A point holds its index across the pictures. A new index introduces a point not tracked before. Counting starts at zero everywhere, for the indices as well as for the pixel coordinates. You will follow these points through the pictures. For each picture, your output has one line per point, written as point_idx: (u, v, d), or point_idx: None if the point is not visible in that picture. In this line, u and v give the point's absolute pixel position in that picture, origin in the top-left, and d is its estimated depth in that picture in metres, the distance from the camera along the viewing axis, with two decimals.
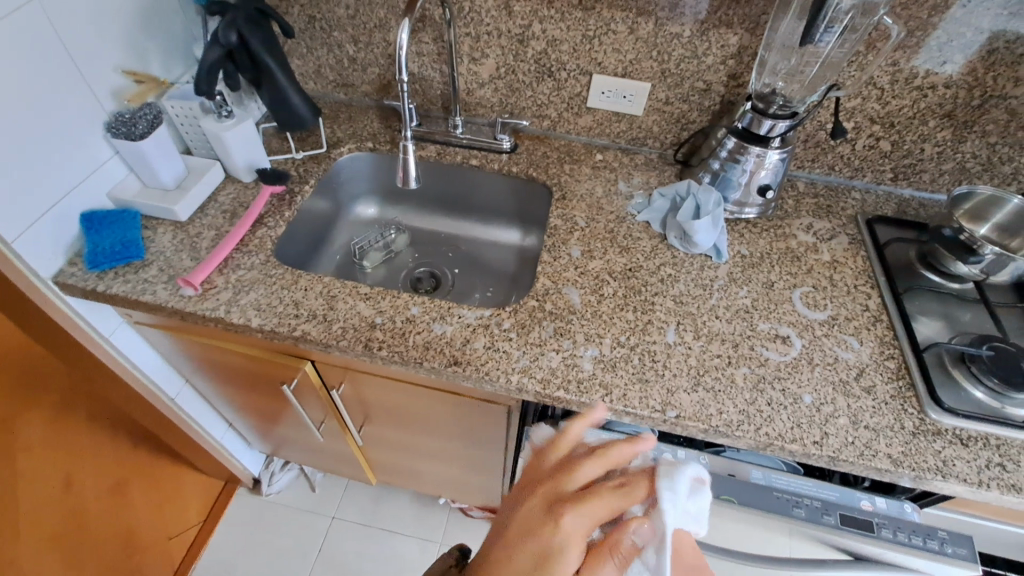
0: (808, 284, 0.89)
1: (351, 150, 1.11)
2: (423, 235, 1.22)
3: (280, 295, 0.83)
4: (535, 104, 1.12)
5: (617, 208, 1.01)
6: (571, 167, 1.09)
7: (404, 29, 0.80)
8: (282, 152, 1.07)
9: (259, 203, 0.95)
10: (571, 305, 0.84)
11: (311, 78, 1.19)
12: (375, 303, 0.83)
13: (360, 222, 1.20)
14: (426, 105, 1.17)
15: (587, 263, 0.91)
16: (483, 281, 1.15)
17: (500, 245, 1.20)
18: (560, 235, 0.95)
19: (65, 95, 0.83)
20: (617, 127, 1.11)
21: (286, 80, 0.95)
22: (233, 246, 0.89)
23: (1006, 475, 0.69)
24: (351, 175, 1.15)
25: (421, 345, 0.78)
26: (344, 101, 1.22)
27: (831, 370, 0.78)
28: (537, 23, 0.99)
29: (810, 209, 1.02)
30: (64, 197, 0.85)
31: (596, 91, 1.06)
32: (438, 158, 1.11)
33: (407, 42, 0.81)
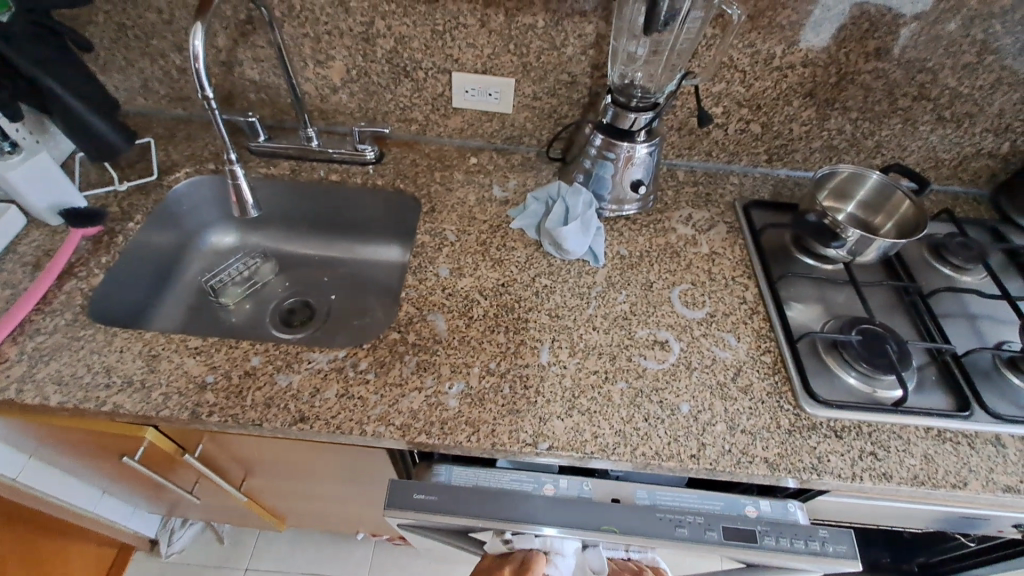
0: (686, 281, 0.85)
1: (189, 174, 0.97)
2: (293, 260, 1.10)
3: (90, 362, 0.71)
4: (398, 107, 1.02)
5: (491, 216, 0.93)
6: (442, 175, 1.00)
7: (197, 36, 0.68)
8: (102, 185, 0.93)
9: (67, 251, 0.82)
10: (436, 334, 0.76)
11: (138, 94, 1.03)
12: (207, 358, 0.72)
13: (217, 253, 1.07)
14: (279, 115, 1.05)
15: (456, 282, 0.83)
16: (363, 306, 1.04)
17: (380, 263, 1.09)
18: (427, 254, 0.87)
19: None
20: (489, 127, 1.04)
21: (80, 103, 0.81)
22: (32, 305, 0.75)
23: (877, 464, 0.68)
24: (194, 202, 1.01)
25: (261, 403, 0.69)
26: (183, 117, 1.07)
27: (709, 374, 0.75)
28: (380, 19, 0.89)
29: (688, 199, 0.98)
30: None
31: (459, 90, 0.98)
32: (293, 176, 0.99)
33: (203, 50, 0.69)
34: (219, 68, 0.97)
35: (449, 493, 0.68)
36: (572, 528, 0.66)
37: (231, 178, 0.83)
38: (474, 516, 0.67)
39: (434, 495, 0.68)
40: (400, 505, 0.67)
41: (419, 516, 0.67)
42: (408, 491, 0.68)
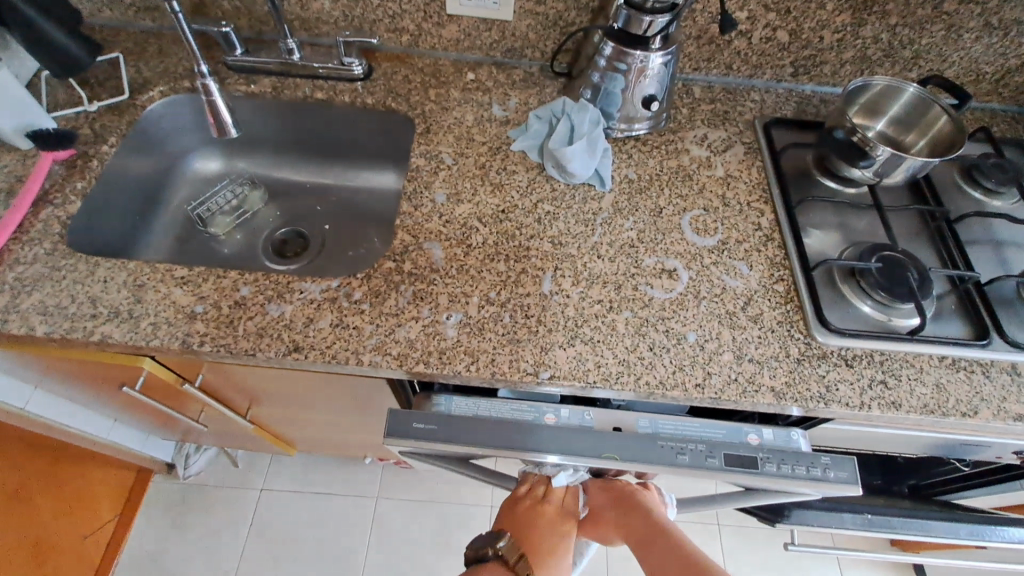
0: (698, 207, 0.80)
1: (164, 93, 0.90)
2: (284, 187, 1.04)
3: (74, 292, 0.68)
4: (386, 15, 0.92)
5: (490, 137, 0.87)
6: (437, 92, 0.92)
7: None
8: (71, 105, 0.86)
9: (39, 177, 0.77)
10: (433, 263, 0.73)
11: (99, 1, 0.93)
12: (195, 288, 0.69)
13: (202, 179, 1.01)
14: (256, 26, 0.96)
15: (453, 208, 0.78)
16: (358, 235, 1.00)
17: (373, 190, 1.03)
18: (422, 178, 0.81)
19: None
20: (488, 37, 0.94)
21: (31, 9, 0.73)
22: (8, 235, 0.71)
23: (887, 393, 0.67)
24: (172, 124, 0.94)
25: (254, 334, 0.67)
26: (152, 29, 0.97)
27: (718, 303, 0.72)
28: None
29: (705, 116, 0.90)
30: None
31: None
32: (276, 94, 0.91)
33: None
34: None
35: (450, 423, 0.67)
36: (573, 455, 0.65)
37: (204, 94, 0.76)
38: (476, 444, 0.66)
39: (434, 425, 0.67)
40: (400, 434, 0.66)
41: (420, 444, 0.66)
42: (408, 420, 0.67)
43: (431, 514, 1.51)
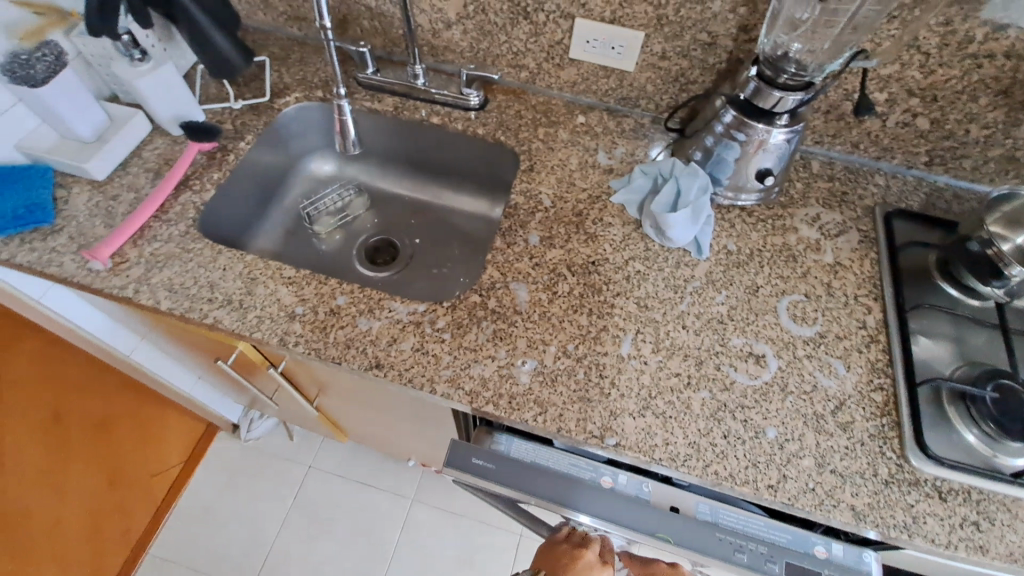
0: (799, 292, 0.76)
1: (298, 99, 0.98)
2: (385, 198, 1.10)
3: (197, 274, 0.76)
4: (511, 51, 0.95)
5: (591, 184, 0.87)
6: (546, 131, 0.94)
7: None
8: (219, 101, 0.95)
9: (182, 164, 0.85)
10: (517, 304, 0.74)
11: (259, 9, 1.03)
12: (298, 289, 0.75)
13: (315, 180, 1.09)
14: (389, 47, 1.02)
15: (544, 252, 0.79)
16: (445, 255, 1.03)
17: (466, 213, 1.07)
18: (519, 217, 0.83)
19: None
20: (605, 83, 0.95)
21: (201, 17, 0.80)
22: (150, 213, 0.80)
23: (980, 538, 0.60)
24: (301, 127, 1.02)
25: (342, 343, 0.71)
26: (298, 38, 1.06)
27: (805, 401, 0.68)
28: None
29: (819, 195, 0.86)
30: None
31: (580, 39, 0.89)
32: (396, 113, 0.97)
33: None
34: None
35: (507, 467, 0.68)
36: (624, 529, 0.64)
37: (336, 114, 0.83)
38: (529, 492, 0.66)
39: (492, 464, 0.68)
40: (458, 465, 0.68)
41: (476, 480, 0.68)
42: (467, 454, 0.68)
43: (460, 528, 1.53)
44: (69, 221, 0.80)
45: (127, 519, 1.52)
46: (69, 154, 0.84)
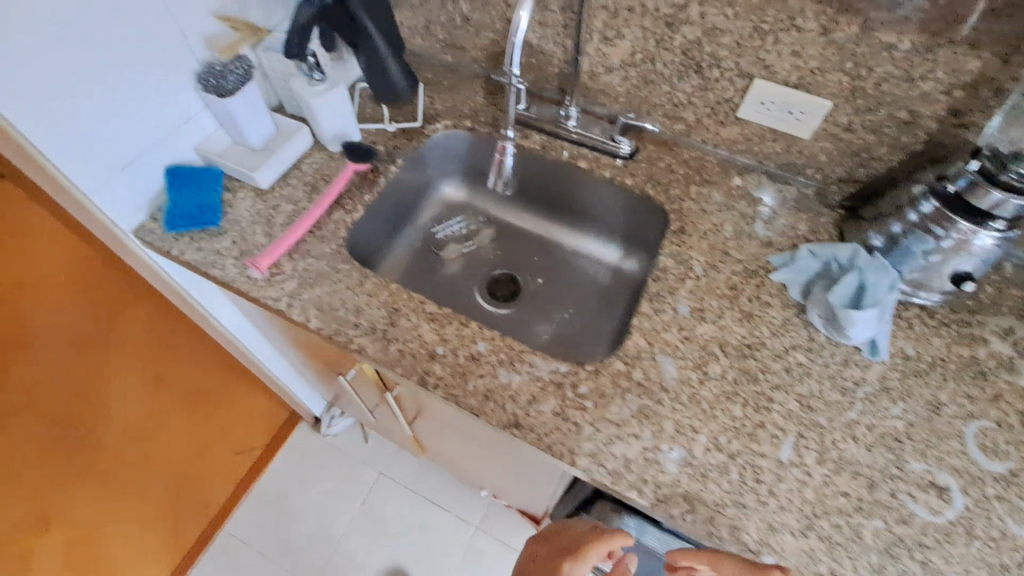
0: (991, 418, 0.67)
1: (447, 126, 0.98)
2: (510, 231, 1.08)
3: (344, 297, 0.77)
4: (671, 102, 0.91)
5: (747, 255, 0.82)
6: (699, 190, 0.89)
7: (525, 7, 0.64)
8: (374, 121, 0.97)
9: (339, 183, 0.87)
10: (664, 381, 0.70)
11: (418, 34, 1.05)
12: (440, 328, 0.74)
13: (445, 205, 1.09)
14: (540, 83, 1.01)
15: (695, 325, 0.75)
16: (568, 299, 1.00)
17: (592, 259, 1.03)
18: (668, 282, 0.78)
19: (143, 19, 0.72)
20: (769, 147, 0.89)
21: (382, 48, 0.81)
22: (307, 229, 0.83)
23: None
24: (442, 153, 1.02)
25: (480, 394, 0.69)
26: (451, 64, 1.07)
27: (998, 554, 0.59)
28: (695, 5, 0.77)
29: (1015, 305, 0.76)
30: (151, 144, 0.81)
31: (753, 101, 0.84)
32: (543, 152, 0.95)
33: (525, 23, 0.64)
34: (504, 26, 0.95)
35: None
36: None
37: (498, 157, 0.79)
38: None
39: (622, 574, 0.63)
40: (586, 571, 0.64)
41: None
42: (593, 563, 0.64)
43: None
44: (233, 225, 0.83)
45: (203, 493, 1.60)
46: (238, 161, 0.88)
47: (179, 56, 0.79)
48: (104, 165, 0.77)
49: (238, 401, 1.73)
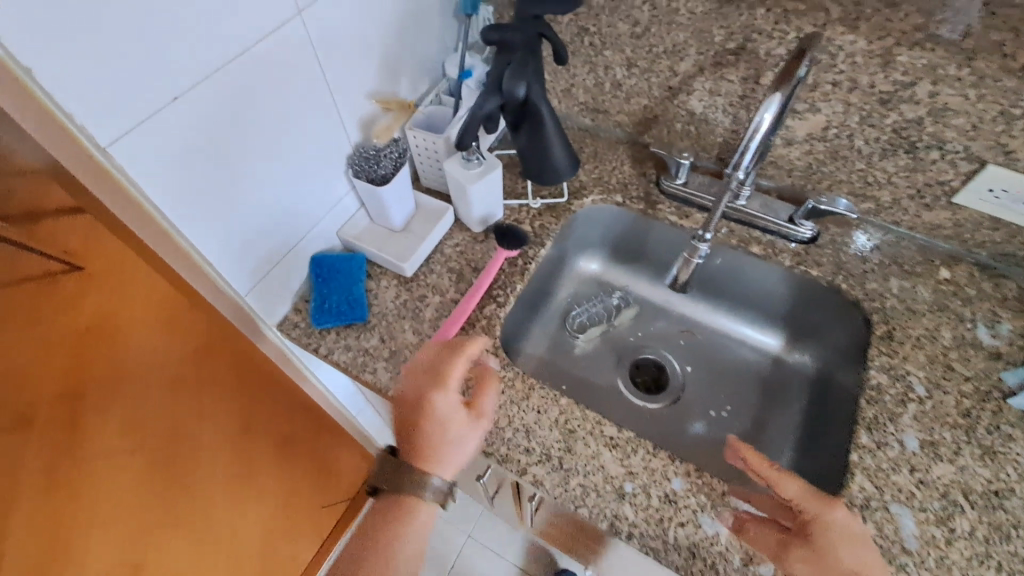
0: None
1: (594, 200, 0.90)
2: (651, 310, 0.98)
3: (510, 414, 0.68)
4: (863, 180, 0.79)
5: (974, 371, 0.69)
6: (900, 284, 0.77)
7: (772, 107, 0.55)
8: (516, 195, 0.89)
9: (490, 272, 0.79)
10: (905, 541, 0.58)
11: (556, 95, 0.96)
12: (624, 458, 0.64)
13: (579, 279, 0.99)
14: (696, 151, 0.91)
15: (930, 465, 0.63)
16: (726, 394, 0.89)
17: (748, 346, 0.92)
18: (886, 405, 0.67)
19: (307, 111, 0.66)
20: (986, 235, 0.76)
21: (553, 128, 0.71)
22: (459, 326, 0.75)
23: None
24: (583, 227, 0.94)
25: (685, 548, 0.59)
26: (588, 127, 0.98)
27: None
28: (929, 82, 0.65)
29: None
30: (302, 237, 0.75)
31: (978, 187, 0.71)
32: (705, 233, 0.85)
33: (768, 122, 0.56)
34: (665, 92, 0.85)
35: None
36: None
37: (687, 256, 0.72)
38: None
39: None
40: None
41: None
42: None
43: None
44: (379, 320, 0.76)
45: (293, 548, 1.63)
46: (381, 244, 0.81)
47: (333, 143, 0.73)
48: (262, 262, 0.70)
49: (324, 451, 1.66)
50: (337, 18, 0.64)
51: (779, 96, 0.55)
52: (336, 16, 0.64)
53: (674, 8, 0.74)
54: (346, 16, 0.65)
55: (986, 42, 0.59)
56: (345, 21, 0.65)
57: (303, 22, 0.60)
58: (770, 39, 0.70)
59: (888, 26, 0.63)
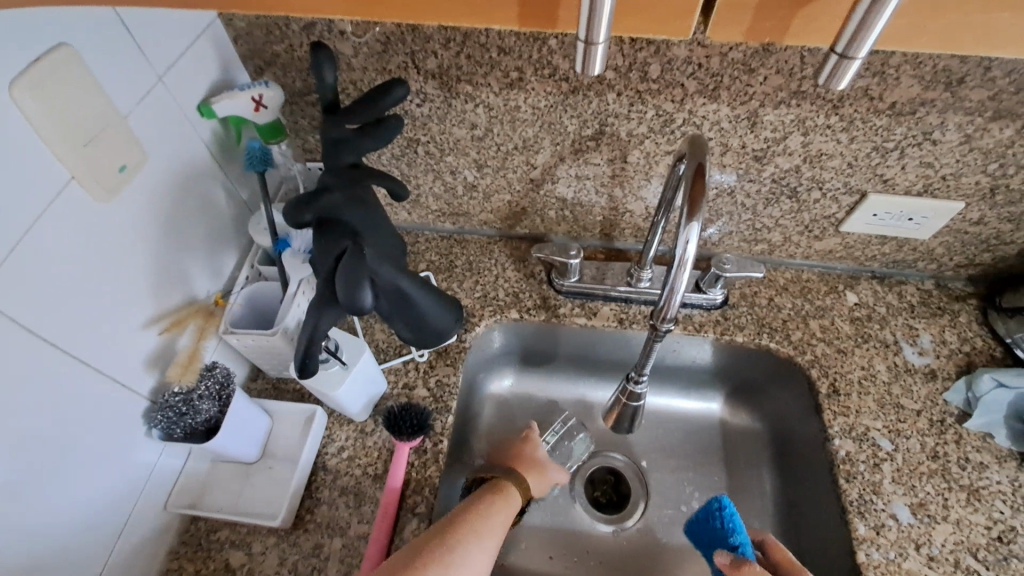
0: None
1: (488, 324, 0.75)
2: (584, 413, 0.83)
3: None
4: (754, 229, 0.73)
5: (921, 401, 0.67)
6: (821, 324, 0.73)
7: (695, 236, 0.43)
8: (395, 352, 0.71)
9: (393, 482, 0.60)
10: None
11: (403, 209, 0.80)
12: None
13: (496, 406, 0.82)
14: (576, 232, 0.80)
15: (931, 534, 0.59)
16: (692, 482, 0.77)
17: (690, 418, 0.82)
18: (865, 477, 0.62)
19: (51, 402, 0.44)
20: (876, 250, 0.75)
21: (421, 294, 0.54)
22: None
23: None
24: (484, 351, 0.78)
25: None
26: (451, 232, 0.83)
27: None
28: (800, 134, 0.60)
29: None
30: (111, 548, 0.51)
31: (863, 215, 0.69)
32: (621, 326, 0.75)
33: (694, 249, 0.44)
34: (527, 185, 0.73)
35: None
36: None
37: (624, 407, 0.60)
38: None
39: None
40: None
41: None
42: None
43: None
44: None
45: None
46: (240, 495, 0.60)
47: (117, 409, 0.50)
48: None
49: None
50: (51, 262, 0.42)
51: (697, 221, 0.43)
52: (48, 260, 0.42)
53: (513, 105, 0.62)
54: (66, 251, 0.43)
55: (851, 90, 0.56)
56: (67, 259, 0.43)
57: None
58: (629, 120, 0.61)
59: (750, 91, 0.56)
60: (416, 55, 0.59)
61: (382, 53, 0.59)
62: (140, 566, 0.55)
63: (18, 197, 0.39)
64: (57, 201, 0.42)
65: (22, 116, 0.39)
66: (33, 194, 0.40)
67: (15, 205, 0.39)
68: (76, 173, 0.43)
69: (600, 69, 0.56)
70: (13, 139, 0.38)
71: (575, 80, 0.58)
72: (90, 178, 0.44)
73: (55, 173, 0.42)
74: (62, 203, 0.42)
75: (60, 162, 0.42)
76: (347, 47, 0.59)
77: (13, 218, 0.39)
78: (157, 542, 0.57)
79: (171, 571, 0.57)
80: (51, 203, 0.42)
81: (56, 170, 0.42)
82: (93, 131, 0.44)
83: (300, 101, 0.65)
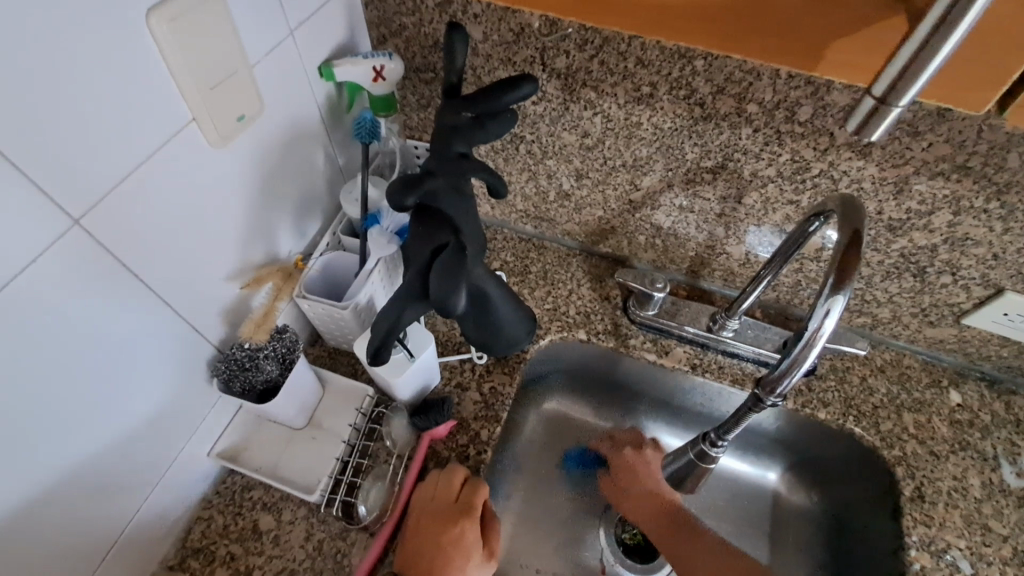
0: None
1: (552, 339, 0.72)
2: None
3: None
4: (862, 300, 0.67)
5: (1009, 527, 0.60)
6: (915, 419, 0.66)
7: (840, 309, 0.40)
8: (454, 348, 0.69)
9: (414, 473, 0.58)
10: None
11: (489, 203, 0.77)
12: None
13: (540, 422, 0.79)
14: (663, 263, 0.75)
15: None
16: (730, 551, 0.72)
17: (743, 483, 0.76)
18: None
19: (129, 337, 0.43)
20: (996, 351, 0.66)
21: (502, 299, 0.51)
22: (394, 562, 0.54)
23: None
24: (540, 365, 0.75)
25: None
26: (531, 236, 0.80)
27: None
28: (949, 212, 0.53)
29: None
30: (153, 489, 0.51)
31: (992, 313, 0.61)
32: (692, 372, 0.70)
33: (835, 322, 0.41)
34: (625, 205, 0.68)
35: None
36: None
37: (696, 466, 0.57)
38: None
39: None
40: None
41: None
42: None
43: None
44: None
45: None
46: (280, 457, 0.59)
47: (184, 355, 0.50)
48: (95, 546, 0.47)
49: None
50: (156, 198, 0.42)
51: (844, 295, 0.40)
52: (153, 199, 0.41)
53: (635, 121, 0.58)
54: (170, 192, 0.43)
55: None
56: (169, 199, 0.43)
57: (97, 222, 0.38)
58: (758, 160, 0.56)
59: (907, 154, 0.50)
60: (546, 52, 0.55)
61: (511, 43, 0.56)
62: (176, 509, 0.55)
63: (139, 129, 0.38)
64: (173, 140, 0.41)
65: (157, 48, 0.38)
66: (153, 129, 0.39)
67: (134, 138, 0.38)
68: (197, 115, 0.42)
69: (742, 100, 0.52)
70: (145, 70, 0.38)
71: (711, 107, 0.53)
72: (209, 123, 0.43)
73: (177, 113, 0.41)
74: (177, 143, 0.42)
75: (184, 100, 0.41)
76: (477, 32, 0.56)
77: (130, 150, 0.38)
78: (195, 489, 0.57)
79: (202, 519, 0.57)
80: (166, 142, 0.41)
81: (178, 109, 0.41)
82: (221, 75, 0.43)
83: (415, 77, 0.63)
